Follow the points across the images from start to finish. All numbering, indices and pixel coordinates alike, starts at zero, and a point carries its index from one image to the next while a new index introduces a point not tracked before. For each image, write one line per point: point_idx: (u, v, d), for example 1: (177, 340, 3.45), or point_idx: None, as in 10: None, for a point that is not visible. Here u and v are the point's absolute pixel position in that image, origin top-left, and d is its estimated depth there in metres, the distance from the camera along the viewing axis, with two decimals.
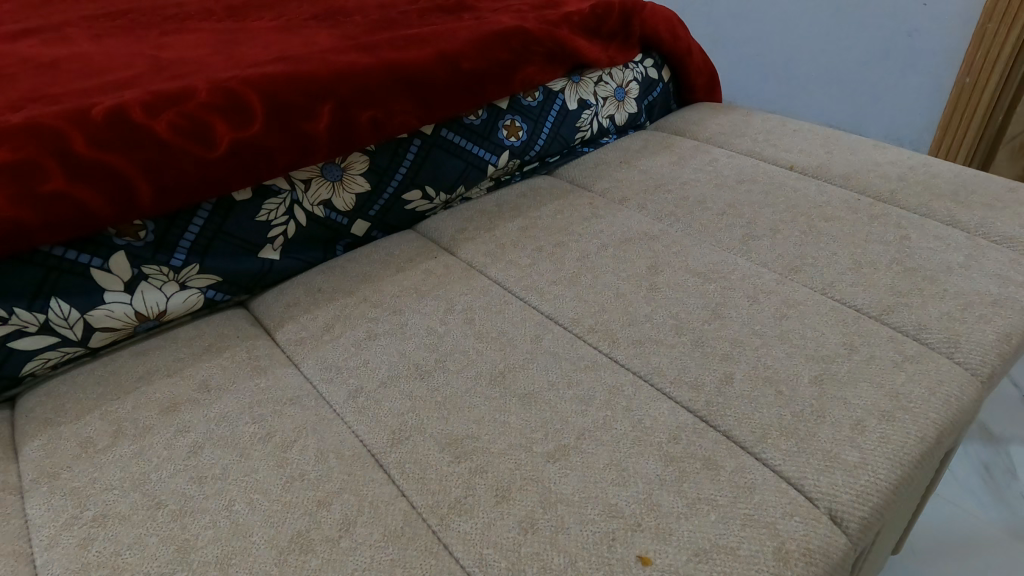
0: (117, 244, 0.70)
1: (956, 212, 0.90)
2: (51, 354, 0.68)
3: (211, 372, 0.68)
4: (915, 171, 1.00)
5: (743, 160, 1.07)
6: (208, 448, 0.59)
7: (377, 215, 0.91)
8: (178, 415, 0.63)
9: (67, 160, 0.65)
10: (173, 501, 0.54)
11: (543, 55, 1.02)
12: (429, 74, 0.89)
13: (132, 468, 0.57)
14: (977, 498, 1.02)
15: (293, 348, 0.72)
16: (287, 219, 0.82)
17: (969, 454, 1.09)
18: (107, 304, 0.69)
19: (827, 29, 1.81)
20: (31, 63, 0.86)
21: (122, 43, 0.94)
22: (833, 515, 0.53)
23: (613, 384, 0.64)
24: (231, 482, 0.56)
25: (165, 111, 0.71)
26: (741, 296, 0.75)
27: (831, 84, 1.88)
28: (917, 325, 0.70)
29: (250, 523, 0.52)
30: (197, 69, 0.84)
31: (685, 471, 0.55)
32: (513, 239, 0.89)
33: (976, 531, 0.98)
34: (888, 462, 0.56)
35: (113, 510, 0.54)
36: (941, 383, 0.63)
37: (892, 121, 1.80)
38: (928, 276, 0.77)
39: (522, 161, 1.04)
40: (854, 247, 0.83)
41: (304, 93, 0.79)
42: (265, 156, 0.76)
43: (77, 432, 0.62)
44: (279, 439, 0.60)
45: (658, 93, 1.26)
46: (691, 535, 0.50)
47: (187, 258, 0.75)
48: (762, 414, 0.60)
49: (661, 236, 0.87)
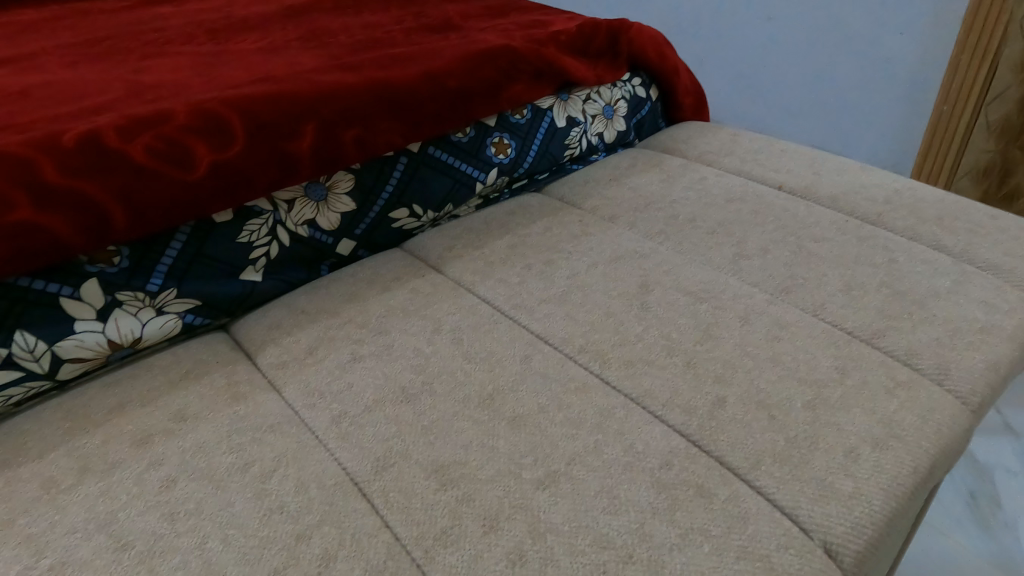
0: (89, 271, 0.68)
1: (942, 236, 0.90)
2: (15, 390, 0.65)
3: (187, 401, 0.66)
4: (901, 194, 1.00)
5: (732, 179, 1.06)
6: (181, 482, 0.57)
7: (362, 234, 0.89)
8: (151, 447, 0.61)
9: (35, 188, 0.62)
10: (142, 542, 0.52)
11: (531, 73, 1.01)
12: (414, 92, 0.88)
13: (98, 507, 0.55)
14: (965, 527, 1.01)
15: (274, 372, 0.70)
16: (270, 240, 0.80)
17: (955, 481, 1.08)
18: (77, 333, 0.67)
19: (811, 52, 1.83)
20: (5, 91, 0.85)
21: (102, 68, 0.93)
22: (828, 548, 0.52)
23: (604, 407, 0.63)
24: (205, 517, 0.54)
25: (140, 136, 0.70)
26: (732, 317, 0.74)
27: (817, 105, 1.89)
28: (907, 351, 0.70)
29: (224, 561, 0.50)
30: (177, 91, 0.83)
31: (677, 500, 0.54)
32: (502, 256, 0.87)
33: (964, 562, 0.96)
34: (882, 493, 0.55)
35: (75, 554, 0.51)
36: (932, 412, 0.62)
37: (878, 142, 1.81)
38: (917, 300, 0.77)
39: (511, 178, 1.03)
40: (844, 268, 0.83)
41: (285, 113, 0.78)
42: (245, 178, 0.74)
43: (42, 469, 0.59)
44: (257, 469, 0.58)
45: (646, 112, 1.25)
46: (683, 569, 0.49)
47: (164, 282, 0.73)
48: (755, 440, 0.59)
49: (651, 255, 0.86)
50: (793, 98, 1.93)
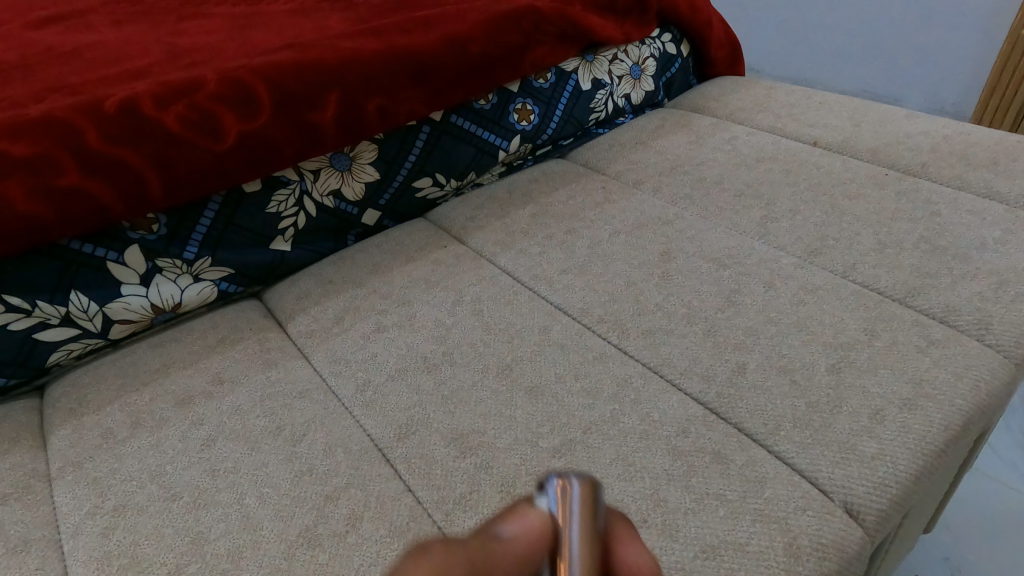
0: (131, 237, 0.71)
1: (994, 183, 0.86)
2: (74, 345, 0.70)
3: (224, 365, 0.69)
4: (951, 140, 0.95)
5: (764, 137, 1.03)
6: (220, 442, 0.60)
7: (387, 204, 0.90)
8: (194, 407, 0.64)
9: (80, 154, 0.65)
10: (188, 494, 0.55)
11: (555, 35, 0.99)
12: (437, 59, 0.87)
13: (149, 459, 0.59)
14: (1017, 473, 1.02)
15: (304, 341, 0.73)
16: (297, 210, 0.82)
17: (1010, 430, 1.09)
18: (124, 296, 0.71)
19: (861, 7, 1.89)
20: (53, 52, 0.87)
21: (138, 31, 0.95)
22: (849, 508, 0.52)
23: (620, 376, 0.64)
24: (242, 475, 0.57)
25: (175, 102, 0.71)
26: (756, 282, 0.73)
27: (868, 48, 1.92)
28: (944, 308, 0.68)
29: (261, 517, 0.53)
30: (208, 57, 0.84)
31: (694, 466, 0.55)
32: (524, 226, 0.87)
33: (1016, 507, 0.98)
34: (909, 452, 0.54)
35: (131, 501, 0.55)
36: (970, 367, 0.61)
37: (929, 86, 1.85)
38: (959, 254, 0.74)
39: (534, 145, 1.02)
40: (880, 226, 0.80)
41: (311, 82, 0.78)
42: (272, 148, 0.75)
43: (98, 423, 0.63)
44: (290, 432, 0.61)
45: (676, 69, 1.22)
46: (698, 531, 0.50)
47: (199, 251, 0.75)
48: (775, 405, 0.59)
49: (676, 220, 0.85)
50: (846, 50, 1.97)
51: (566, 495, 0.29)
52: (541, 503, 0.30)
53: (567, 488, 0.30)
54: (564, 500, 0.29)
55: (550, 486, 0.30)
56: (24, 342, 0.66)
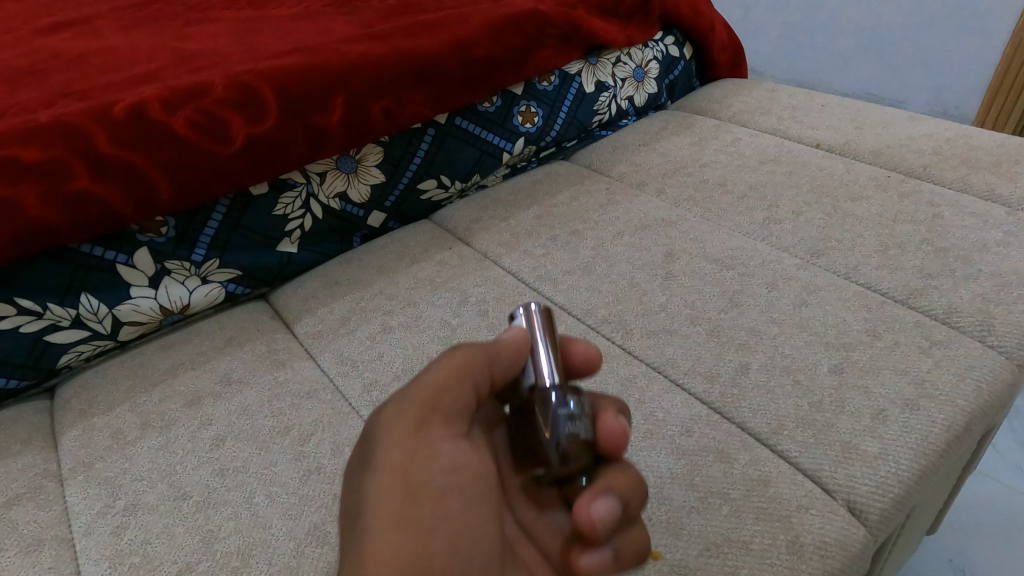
0: (140, 240, 0.72)
1: (996, 185, 0.86)
2: (84, 347, 0.71)
3: (232, 366, 0.70)
4: (953, 143, 0.96)
5: (767, 139, 1.04)
6: (229, 441, 0.61)
7: (392, 206, 0.91)
8: (203, 407, 0.65)
9: (90, 159, 0.66)
10: (198, 493, 0.56)
11: (559, 38, 1.00)
12: (442, 62, 0.87)
13: (159, 459, 0.60)
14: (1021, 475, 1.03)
15: (310, 341, 0.73)
16: (303, 213, 0.83)
17: (1014, 432, 1.09)
18: (133, 298, 0.72)
19: (864, 10, 1.89)
20: (62, 57, 0.88)
21: (147, 36, 0.96)
22: (852, 507, 0.52)
23: (625, 375, 0.64)
24: (251, 475, 0.58)
25: (183, 107, 0.71)
26: (759, 284, 0.74)
27: (871, 50, 1.93)
28: (946, 309, 0.68)
29: (270, 515, 0.54)
30: (215, 61, 0.85)
31: (697, 465, 0.55)
32: (528, 228, 0.88)
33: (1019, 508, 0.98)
34: (911, 451, 0.55)
35: (142, 500, 0.56)
36: (972, 368, 0.61)
37: (932, 89, 1.85)
38: (962, 256, 0.74)
39: (538, 147, 1.03)
40: (882, 227, 0.81)
41: (317, 86, 0.79)
42: (278, 151, 0.76)
43: (109, 423, 0.64)
44: (298, 432, 0.61)
45: (679, 71, 1.23)
46: (703, 529, 0.50)
47: (207, 253, 0.76)
48: (778, 405, 0.60)
49: (679, 222, 0.86)
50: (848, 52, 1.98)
51: (531, 313, 0.46)
52: (515, 323, 0.47)
53: (531, 309, 0.47)
54: (531, 316, 0.46)
55: (519, 314, 0.47)
56: (35, 344, 0.67)
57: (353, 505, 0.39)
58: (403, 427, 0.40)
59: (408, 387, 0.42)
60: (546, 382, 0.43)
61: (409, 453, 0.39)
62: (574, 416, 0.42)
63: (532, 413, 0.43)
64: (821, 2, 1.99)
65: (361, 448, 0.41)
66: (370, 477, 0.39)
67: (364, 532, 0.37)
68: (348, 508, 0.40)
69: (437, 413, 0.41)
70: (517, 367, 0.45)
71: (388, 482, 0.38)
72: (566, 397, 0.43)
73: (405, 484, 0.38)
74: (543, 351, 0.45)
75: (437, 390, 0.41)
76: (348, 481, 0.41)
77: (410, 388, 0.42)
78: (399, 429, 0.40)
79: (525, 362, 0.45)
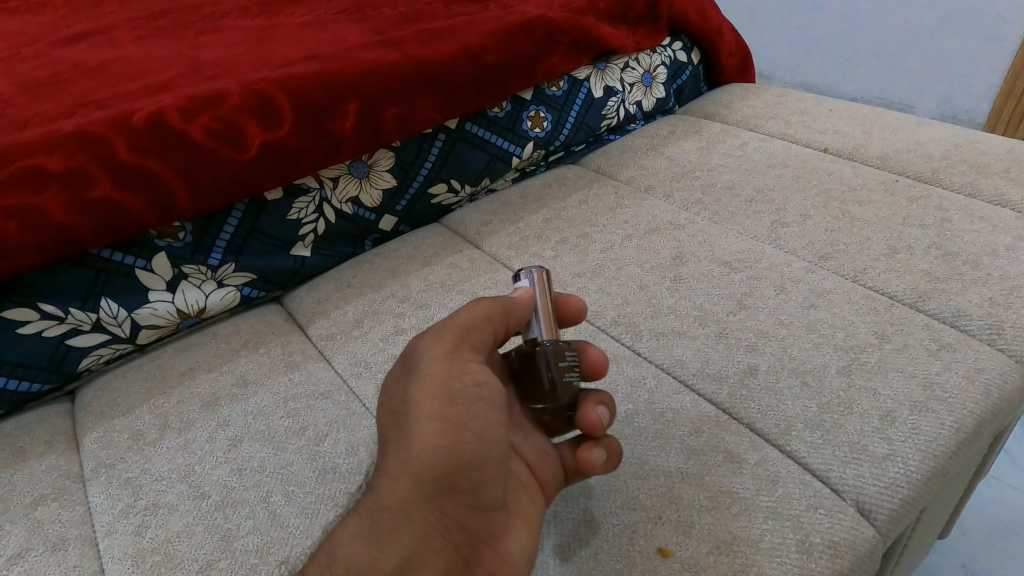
0: (158, 245, 0.73)
1: (1004, 189, 0.86)
2: (104, 351, 0.72)
3: (248, 368, 0.71)
4: (961, 147, 0.96)
5: (775, 143, 1.04)
6: (246, 442, 0.62)
7: (403, 210, 0.93)
8: (220, 409, 0.66)
9: (111, 167, 0.67)
10: (216, 493, 0.57)
11: (568, 44, 1.01)
12: (453, 69, 0.89)
13: (178, 459, 0.61)
14: None
15: (324, 343, 0.75)
16: (317, 217, 0.84)
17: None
18: (151, 302, 0.73)
19: (872, 14, 1.89)
20: (80, 68, 0.90)
21: (163, 45, 0.98)
22: (860, 507, 0.53)
23: (634, 376, 0.65)
24: (268, 474, 0.59)
25: (200, 115, 0.73)
26: (767, 286, 0.74)
27: (878, 54, 1.93)
28: (955, 312, 0.69)
29: (287, 514, 0.55)
30: (231, 69, 0.86)
31: (707, 464, 0.56)
32: (538, 231, 0.89)
33: None
34: (920, 452, 0.55)
35: (162, 499, 0.57)
36: (981, 370, 0.62)
37: (940, 93, 1.85)
38: (970, 260, 0.75)
39: (547, 151, 1.04)
40: (890, 231, 0.81)
41: (331, 92, 0.80)
42: (293, 157, 0.78)
43: (128, 424, 0.65)
44: (313, 432, 0.62)
45: (687, 76, 1.24)
46: (713, 528, 0.51)
47: (223, 257, 0.78)
48: (787, 406, 0.60)
49: (688, 225, 0.86)
50: (856, 56, 1.98)
51: (536, 276, 0.54)
52: (520, 284, 0.55)
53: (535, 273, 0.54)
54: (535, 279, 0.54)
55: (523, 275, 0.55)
56: (57, 348, 0.69)
57: (398, 404, 0.47)
58: (443, 346, 0.48)
59: (442, 320, 0.50)
60: (545, 337, 0.53)
61: (446, 365, 0.47)
62: (569, 366, 0.53)
63: (535, 365, 0.53)
64: (828, 6, 1.99)
65: (402, 362, 0.49)
66: (415, 381, 0.47)
67: (411, 424, 0.45)
68: (393, 407, 0.48)
69: (466, 339, 0.49)
70: (524, 320, 0.54)
71: (429, 386, 0.46)
72: (562, 351, 0.53)
73: (444, 387, 0.46)
74: (543, 312, 0.54)
75: (467, 322, 0.50)
76: (391, 387, 0.49)
77: (445, 320, 0.50)
78: (438, 347, 0.48)
79: (530, 319, 0.54)
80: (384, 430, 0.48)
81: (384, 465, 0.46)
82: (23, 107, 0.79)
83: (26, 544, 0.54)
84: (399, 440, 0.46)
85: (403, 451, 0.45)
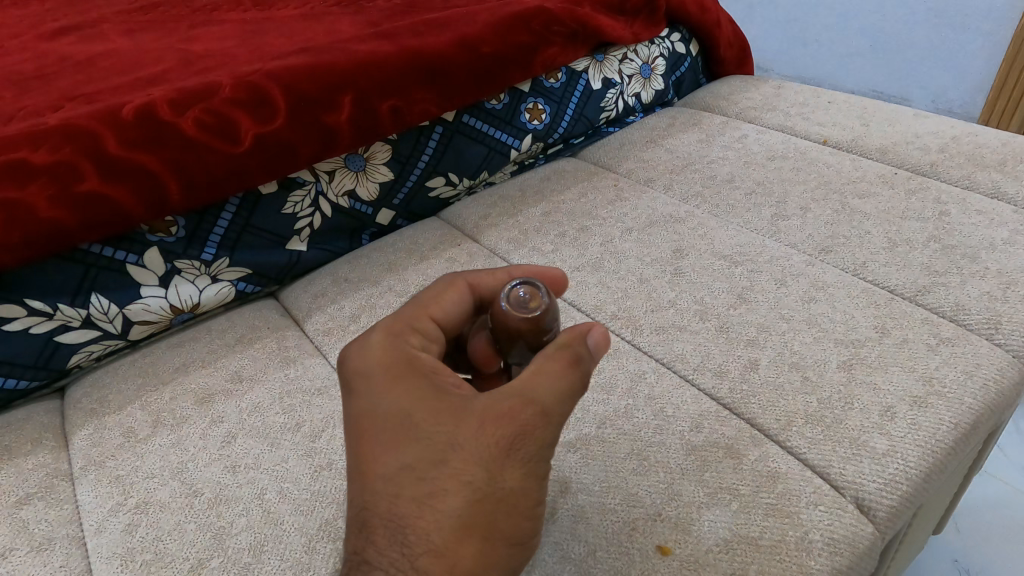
0: (150, 240, 0.72)
1: (1002, 182, 0.86)
2: (95, 347, 0.71)
3: (243, 364, 0.71)
4: (960, 141, 0.95)
5: (774, 135, 1.03)
6: (241, 438, 0.61)
7: (401, 203, 0.92)
8: (213, 405, 0.65)
9: (101, 161, 0.66)
10: (209, 490, 0.57)
11: (565, 35, 1.00)
12: (449, 60, 0.88)
13: (170, 456, 0.60)
14: None
15: (321, 338, 0.74)
16: (312, 211, 0.83)
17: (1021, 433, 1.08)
18: (144, 298, 0.72)
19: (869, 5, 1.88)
20: (68, 62, 0.88)
21: (154, 37, 0.96)
22: (859, 503, 0.52)
23: (635, 371, 0.65)
24: (262, 471, 0.58)
25: (191, 108, 0.72)
26: (768, 280, 0.74)
27: (875, 47, 1.92)
28: (955, 307, 0.68)
29: (282, 510, 0.54)
30: (223, 62, 0.85)
31: (707, 460, 0.55)
32: (536, 224, 0.88)
33: None
34: (920, 448, 0.55)
35: (153, 497, 0.56)
36: (979, 366, 0.61)
37: (937, 86, 1.84)
38: (968, 253, 0.74)
39: (546, 144, 1.03)
40: (890, 224, 0.80)
41: (325, 84, 0.79)
42: (289, 150, 0.76)
43: (120, 421, 0.65)
44: (309, 428, 0.62)
45: (686, 68, 1.23)
46: (711, 524, 0.50)
47: (217, 252, 0.77)
48: (787, 401, 0.60)
49: (687, 218, 0.86)
50: (853, 47, 1.97)
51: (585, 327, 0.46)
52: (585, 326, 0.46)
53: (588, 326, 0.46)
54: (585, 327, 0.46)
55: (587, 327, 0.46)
56: (46, 344, 0.68)
57: (483, 485, 0.41)
58: (548, 437, 0.43)
59: (550, 384, 0.43)
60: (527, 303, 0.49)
61: (541, 455, 0.43)
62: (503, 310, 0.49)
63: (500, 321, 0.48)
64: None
65: (488, 430, 0.41)
66: (512, 468, 0.42)
67: (499, 515, 0.41)
68: (471, 482, 0.41)
69: (567, 410, 0.43)
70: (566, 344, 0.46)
71: (525, 479, 0.42)
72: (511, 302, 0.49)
73: (533, 479, 0.43)
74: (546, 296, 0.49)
75: (573, 393, 0.43)
76: (465, 454, 0.41)
77: (550, 385, 0.43)
78: (543, 429, 0.42)
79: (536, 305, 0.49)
80: (445, 502, 0.41)
81: (451, 544, 0.40)
82: (9, 102, 0.77)
83: (12, 544, 0.53)
84: (479, 522, 0.41)
85: (481, 541, 0.41)
